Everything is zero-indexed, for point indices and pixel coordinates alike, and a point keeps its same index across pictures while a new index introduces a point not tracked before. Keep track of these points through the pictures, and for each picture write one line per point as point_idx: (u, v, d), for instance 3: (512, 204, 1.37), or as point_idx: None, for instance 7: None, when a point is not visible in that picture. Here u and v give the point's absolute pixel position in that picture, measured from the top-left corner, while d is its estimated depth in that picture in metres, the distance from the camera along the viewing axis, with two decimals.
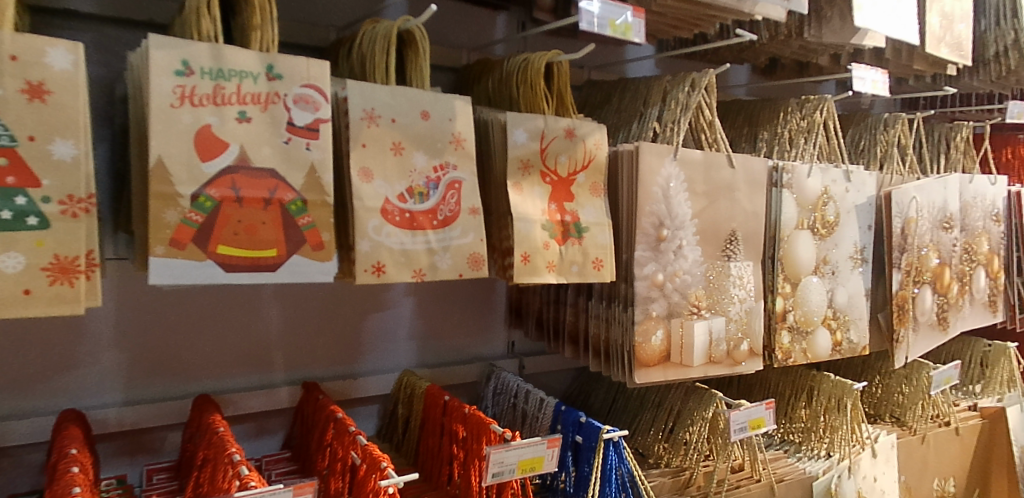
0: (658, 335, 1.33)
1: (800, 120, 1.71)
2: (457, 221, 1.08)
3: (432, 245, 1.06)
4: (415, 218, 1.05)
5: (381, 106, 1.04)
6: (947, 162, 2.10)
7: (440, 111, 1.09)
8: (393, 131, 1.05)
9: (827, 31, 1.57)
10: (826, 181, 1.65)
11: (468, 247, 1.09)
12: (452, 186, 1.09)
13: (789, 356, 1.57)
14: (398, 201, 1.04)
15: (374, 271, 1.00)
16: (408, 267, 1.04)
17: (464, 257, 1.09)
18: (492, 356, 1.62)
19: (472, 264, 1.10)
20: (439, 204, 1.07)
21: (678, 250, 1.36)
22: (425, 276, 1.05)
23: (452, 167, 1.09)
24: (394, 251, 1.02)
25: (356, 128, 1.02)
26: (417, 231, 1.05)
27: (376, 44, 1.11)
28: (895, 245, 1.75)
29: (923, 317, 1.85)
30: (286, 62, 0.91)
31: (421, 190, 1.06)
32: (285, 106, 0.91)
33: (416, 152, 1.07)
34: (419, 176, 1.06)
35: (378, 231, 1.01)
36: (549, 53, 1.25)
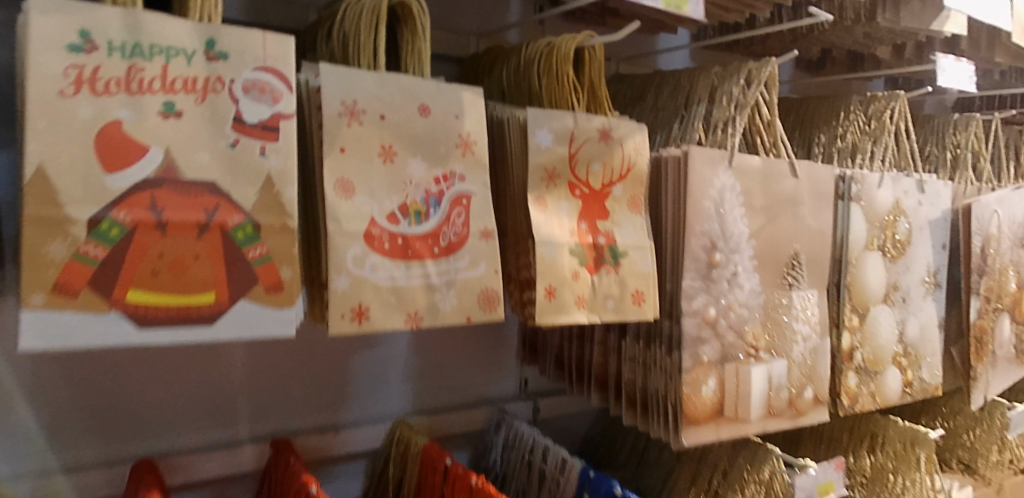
0: (711, 384, 1.08)
1: (865, 121, 1.46)
2: (464, 247, 0.84)
3: (431, 280, 0.82)
4: (409, 245, 0.81)
5: (366, 98, 0.79)
6: (1018, 169, 1.85)
7: (444, 106, 0.84)
8: (381, 132, 0.80)
9: (906, 16, 1.33)
10: (897, 193, 1.40)
11: (478, 282, 0.85)
12: (459, 201, 0.84)
13: (856, 402, 1.33)
14: (388, 223, 0.79)
15: (354, 317, 0.76)
16: (400, 309, 0.80)
17: (473, 295, 0.84)
18: (501, 397, 1.38)
19: (483, 304, 0.85)
20: (442, 226, 0.83)
21: (733, 278, 1.11)
22: (422, 322, 0.81)
23: (459, 178, 0.85)
24: (382, 289, 0.78)
25: (332, 127, 0.77)
26: (411, 262, 0.81)
27: (361, 19, 0.86)
28: (974, 267, 1.50)
29: (1001, 350, 1.60)
30: (233, 37, 0.67)
31: (418, 208, 0.82)
32: (231, 96, 0.66)
33: (412, 159, 0.82)
34: (416, 189, 0.82)
35: (361, 263, 0.77)
36: (579, 36, 1.00)
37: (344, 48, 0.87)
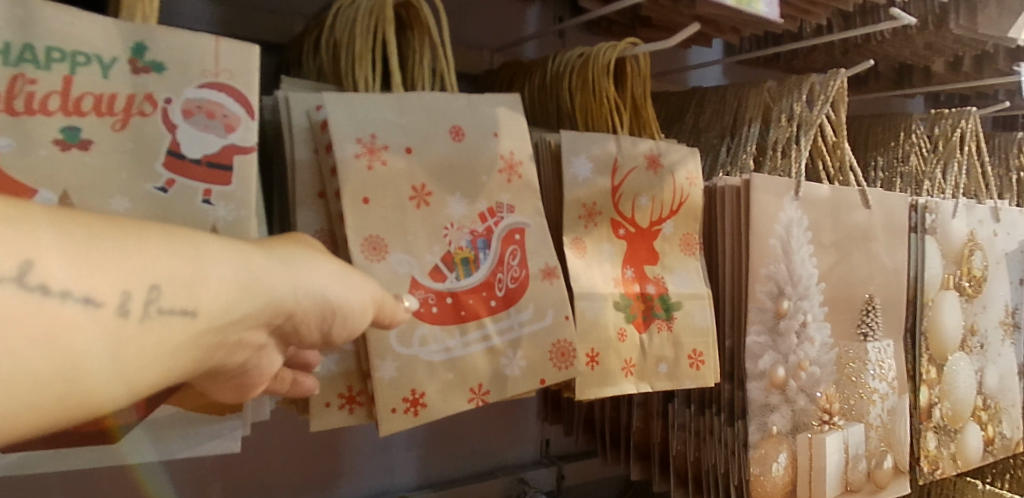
0: (781, 460, 0.91)
1: (927, 142, 1.31)
2: (524, 296, 0.67)
3: (492, 343, 0.65)
4: (461, 303, 0.64)
5: (387, 129, 0.63)
6: None
7: (480, 123, 0.67)
8: (412, 169, 0.64)
9: (983, 21, 1.16)
10: (971, 223, 1.21)
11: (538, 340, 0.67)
12: (512, 237, 0.67)
13: (936, 468, 1.15)
14: (431, 281, 0.63)
15: (408, 407, 0.61)
16: (461, 391, 0.64)
17: (542, 352, 0.67)
18: (521, 465, 1.19)
19: (555, 363, 0.68)
20: (496, 272, 0.66)
21: (802, 329, 0.93)
22: (488, 396, 0.65)
23: (508, 208, 0.68)
24: (438, 367, 0.63)
25: (352, 172, 0.60)
26: (467, 325, 0.64)
27: (354, 22, 0.68)
28: None
29: None
30: (173, 43, 0.53)
31: (465, 255, 0.65)
32: (166, 121, 0.53)
33: (450, 198, 0.65)
34: (460, 232, 0.65)
35: (408, 339, 0.61)
36: (619, 45, 0.83)
37: (335, 61, 0.70)
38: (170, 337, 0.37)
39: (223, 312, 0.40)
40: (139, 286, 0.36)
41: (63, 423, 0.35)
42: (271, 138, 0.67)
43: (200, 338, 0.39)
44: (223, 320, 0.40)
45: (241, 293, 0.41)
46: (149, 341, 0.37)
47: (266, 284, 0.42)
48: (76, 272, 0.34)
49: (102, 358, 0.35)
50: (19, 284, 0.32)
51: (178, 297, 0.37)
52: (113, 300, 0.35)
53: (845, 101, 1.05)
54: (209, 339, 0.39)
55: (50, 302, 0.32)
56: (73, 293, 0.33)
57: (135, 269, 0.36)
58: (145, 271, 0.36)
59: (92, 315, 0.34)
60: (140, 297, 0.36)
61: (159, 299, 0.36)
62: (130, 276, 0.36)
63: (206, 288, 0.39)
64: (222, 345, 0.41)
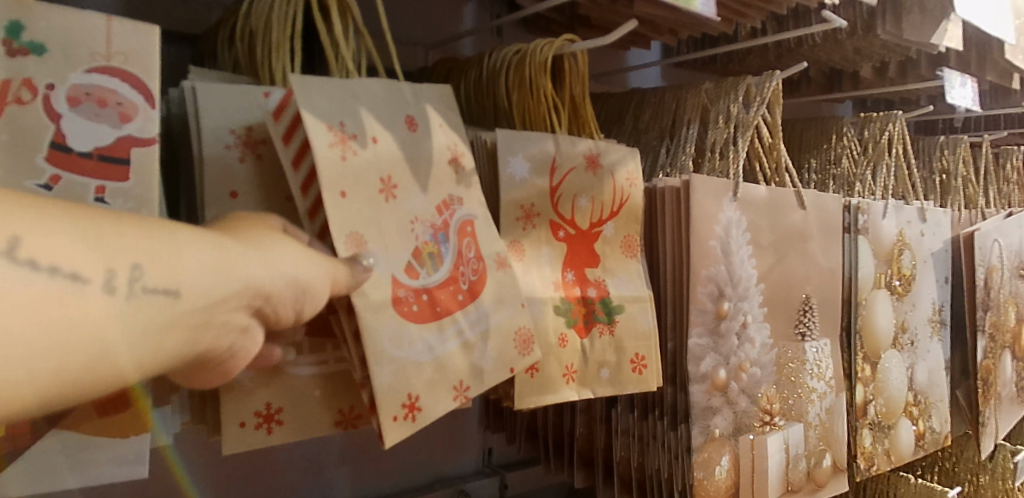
0: (724, 463, 0.90)
1: (857, 145, 1.34)
2: (488, 286, 0.64)
3: (467, 337, 0.62)
4: (436, 299, 0.61)
5: (352, 116, 0.59)
6: (1002, 194, 1.77)
7: (428, 115, 0.65)
8: (379, 159, 0.60)
9: (908, 28, 1.19)
10: (901, 223, 1.24)
11: (507, 325, 0.64)
12: (465, 229, 0.64)
13: (872, 464, 1.17)
14: (408, 279, 0.59)
15: (407, 412, 0.57)
16: (442, 388, 0.60)
17: (507, 339, 0.64)
18: (461, 476, 1.16)
19: (522, 349, 0.65)
20: (458, 266, 0.63)
21: (743, 330, 0.93)
22: (470, 393, 0.62)
23: (457, 202, 0.65)
24: (425, 367, 0.59)
25: (328, 163, 0.56)
26: (445, 320, 0.61)
27: (269, 11, 0.64)
28: (978, 303, 1.38)
29: (1004, 390, 1.49)
30: (54, 22, 0.49)
31: (432, 250, 0.61)
32: (49, 110, 0.49)
33: (415, 190, 0.62)
34: (424, 225, 0.62)
35: (397, 340, 0.57)
36: (556, 42, 0.80)
37: (251, 51, 0.66)
38: (155, 320, 0.36)
39: (204, 294, 0.39)
40: (120, 265, 0.35)
41: (48, 409, 0.33)
42: (178, 132, 0.62)
43: (187, 320, 0.38)
44: (205, 301, 0.39)
45: (218, 275, 0.40)
46: (138, 323, 0.35)
47: (243, 270, 0.41)
48: (62, 248, 0.33)
49: (94, 338, 0.33)
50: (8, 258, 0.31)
51: (160, 278, 0.36)
52: (98, 278, 0.34)
53: (781, 102, 1.06)
54: (194, 321, 0.38)
55: (38, 279, 0.31)
56: (61, 270, 0.32)
57: (109, 251, 0.35)
58: (126, 251, 0.36)
59: (79, 292, 0.33)
60: (123, 276, 0.35)
61: (142, 278, 0.35)
62: (110, 257, 0.35)
63: (185, 268, 0.38)
64: (208, 326, 0.39)
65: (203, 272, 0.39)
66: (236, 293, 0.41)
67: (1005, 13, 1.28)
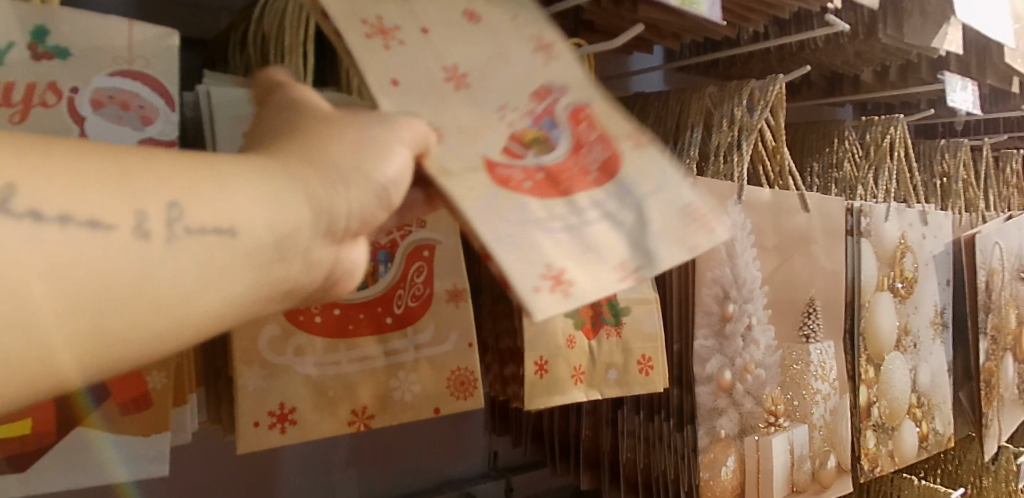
0: (729, 464, 0.91)
1: (859, 147, 1.35)
2: (628, 162, 0.51)
3: (617, 217, 0.48)
4: (556, 178, 0.49)
5: (394, 12, 0.53)
6: (1002, 198, 1.78)
7: (496, 9, 0.57)
8: (439, 48, 0.52)
9: (910, 32, 1.19)
10: (903, 226, 1.24)
11: (672, 195, 0.50)
12: (581, 113, 0.53)
13: (876, 465, 1.17)
14: (509, 160, 0.49)
15: (553, 283, 0.42)
16: (608, 266, 0.45)
17: (675, 217, 0.48)
18: (467, 478, 1.16)
19: (707, 222, 0.49)
20: (580, 148, 0.52)
21: (747, 332, 0.94)
22: (645, 275, 0.45)
23: (563, 86, 0.54)
24: (564, 242, 0.45)
25: (366, 52, 0.49)
26: (576, 197, 0.48)
27: (282, 17, 0.64)
28: (979, 306, 1.39)
29: (1007, 392, 1.50)
30: (78, 27, 0.51)
31: (538, 133, 0.51)
32: (72, 112, 0.51)
33: (495, 77, 0.53)
34: (520, 113, 0.52)
35: (507, 213, 0.45)
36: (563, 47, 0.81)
37: (265, 56, 0.66)
38: (210, 257, 0.36)
39: (264, 227, 0.38)
40: (157, 206, 0.34)
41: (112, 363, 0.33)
42: (193, 137, 0.63)
43: (253, 254, 0.37)
44: (270, 238, 0.38)
45: (275, 208, 0.38)
46: (188, 264, 0.35)
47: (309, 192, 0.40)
48: (80, 196, 0.33)
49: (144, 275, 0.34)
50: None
51: (204, 213, 0.36)
52: (127, 223, 0.34)
53: (784, 106, 1.07)
54: (261, 257, 0.38)
55: (48, 230, 0.31)
56: (75, 219, 0.32)
57: (136, 192, 0.34)
58: (163, 189, 0.35)
59: (105, 239, 0.33)
60: (161, 219, 0.34)
61: (182, 216, 0.35)
62: (144, 198, 0.34)
63: (234, 204, 0.37)
64: (280, 259, 0.39)
65: (252, 205, 0.37)
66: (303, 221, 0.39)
67: (1005, 17, 1.29)
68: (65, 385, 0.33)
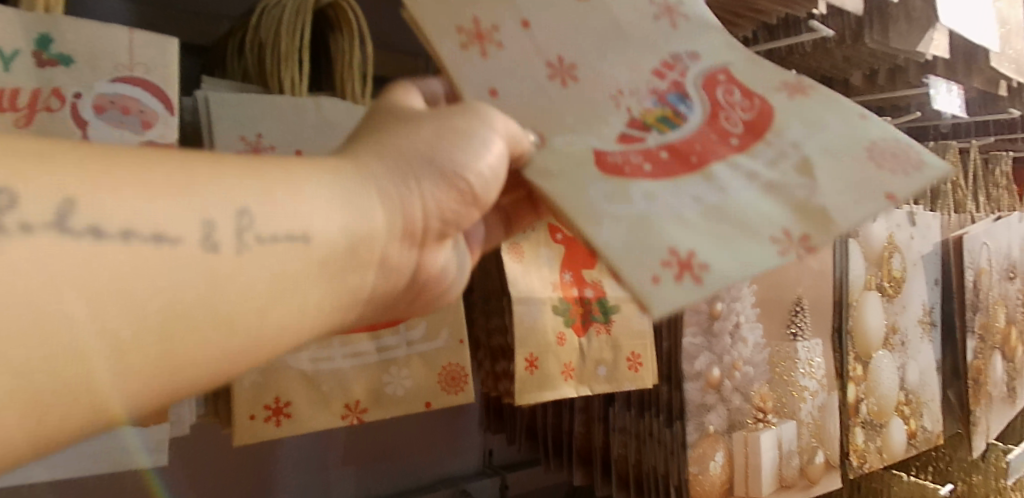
0: (718, 459, 0.93)
1: None
2: (774, 122, 0.53)
3: (766, 184, 0.49)
4: (689, 152, 0.51)
5: (489, 8, 0.55)
6: (990, 199, 1.81)
7: None
8: (540, 41, 0.55)
9: (895, 36, 1.20)
10: (891, 226, 1.26)
11: (828, 147, 0.51)
12: (712, 79, 0.55)
13: (864, 461, 1.20)
14: (633, 142, 0.51)
15: (677, 270, 0.42)
16: (752, 233, 0.45)
17: (848, 174, 0.49)
18: (463, 475, 1.18)
19: (893, 168, 0.49)
20: (711, 119, 0.54)
21: (735, 331, 0.96)
22: (813, 241, 0.46)
23: (689, 57, 0.57)
24: (700, 221, 0.46)
25: (461, 62, 0.52)
26: (709, 168, 0.50)
27: (278, 23, 0.65)
28: (968, 305, 1.41)
29: (996, 390, 1.52)
30: (81, 35, 0.53)
31: (660, 113, 0.54)
32: (76, 116, 0.53)
33: (606, 61, 0.55)
34: (638, 97, 0.54)
35: (632, 200, 0.47)
36: None
37: (261, 61, 0.68)
38: (288, 263, 0.39)
39: (332, 233, 0.41)
40: (226, 216, 0.37)
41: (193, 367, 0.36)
42: (190, 139, 0.65)
43: (323, 258, 0.40)
44: (341, 241, 0.41)
45: (343, 213, 0.41)
46: (264, 270, 0.38)
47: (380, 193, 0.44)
48: (144, 207, 0.35)
49: (212, 286, 0.36)
50: (59, 229, 0.32)
51: (267, 221, 0.38)
52: (194, 233, 0.36)
53: None
54: (329, 261, 0.41)
55: (114, 244, 0.33)
56: (140, 233, 0.34)
57: (201, 204, 0.37)
58: (231, 198, 0.38)
59: (173, 251, 0.35)
60: (232, 228, 0.37)
61: (252, 224, 0.38)
62: (209, 207, 0.37)
63: (305, 211, 0.40)
64: (352, 261, 0.42)
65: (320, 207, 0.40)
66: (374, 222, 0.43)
67: (989, 22, 1.32)
68: (148, 394, 0.35)
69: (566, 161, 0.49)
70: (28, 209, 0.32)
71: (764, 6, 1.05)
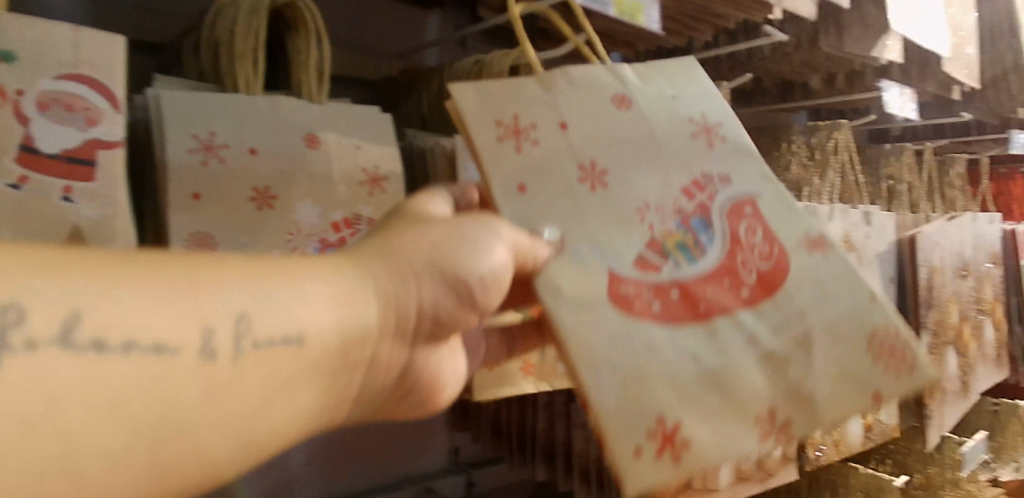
0: None
1: (807, 151, 1.41)
2: (788, 279, 0.58)
3: (765, 346, 0.55)
4: (705, 299, 0.55)
5: (529, 110, 0.58)
6: (945, 200, 1.86)
7: (645, 94, 0.63)
8: (573, 143, 0.58)
9: (849, 41, 1.24)
10: (848, 226, 1.30)
11: (841, 330, 0.56)
12: (738, 212, 0.59)
13: (821, 454, 1.23)
14: (653, 274, 0.55)
15: (659, 445, 0.48)
16: (743, 415, 0.52)
17: (844, 353, 0.56)
18: (428, 473, 1.19)
19: (888, 367, 0.56)
20: (733, 256, 0.58)
21: None
22: (790, 429, 0.53)
23: (718, 182, 0.61)
24: (698, 386, 0.51)
25: (497, 155, 0.55)
26: (715, 320, 0.54)
27: (234, 22, 0.65)
28: (922, 302, 1.46)
29: (950, 384, 1.56)
30: (25, 34, 0.54)
31: (681, 241, 0.57)
32: (19, 113, 0.53)
33: (640, 173, 0.59)
34: (663, 216, 0.57)
35: (644, 348, 0.51)
36: (514, 53, 0.83)
37: (217, 58, 0.67)
38: (283, 368, 0.38)
39: (329, 333, 0.40)
40: (223, 319, 0.36)
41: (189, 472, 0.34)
42: (142, 138, 0.65)
43: (317, 360, 0.39)
44: (336, 340, 0.40)
45: (338, 315, 0.41)
46: (257, 377, 0.37)
47: (380, 287, 0.43)
48: (145, 314, 0.34)
49: (208, 396, 0.35)
50: (64, 344, 0.31)
51: (263, 324, 0.37)
52: (195, 341, 0.35)
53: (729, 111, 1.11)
54: (322, 364, 0.40)
55: (113, 356, 0.32)
56: (139, 344, 0.33)
57: (202, 304, 0.36)
58: (232, 301, 0.37)
59: (169, 363, 0.34)
60: (229, 332, 0.36)
61: (251, 329, 0.37)
62: (211, 311, 0.36)
63: (305, 313, 0.39)
64: (348, 362, 0.42)
65: (318, 309, 0.40)
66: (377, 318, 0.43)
67: (940, 28, 1.36)
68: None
69: (582, 274, 0.52)
70: (35, 328, 0.31)
71: (722, 11, 1.07)
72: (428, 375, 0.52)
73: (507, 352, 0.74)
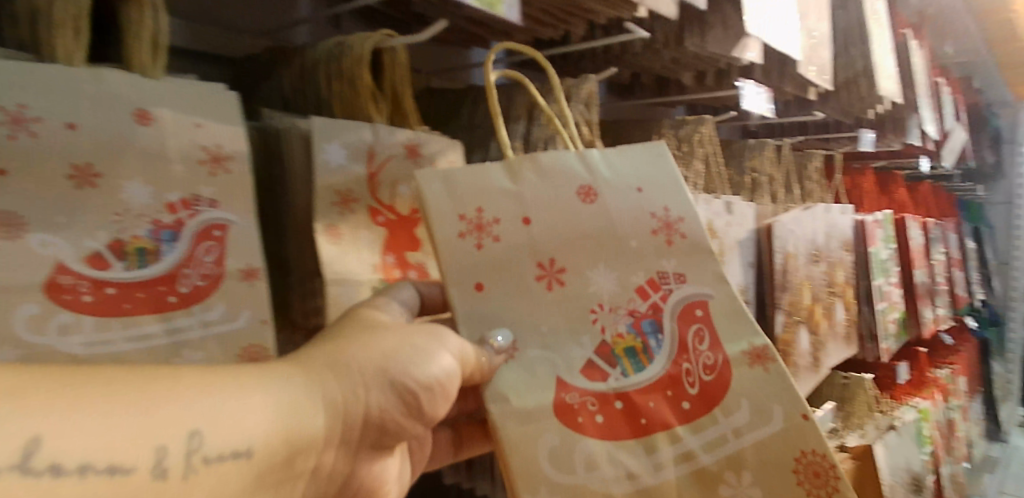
0: None
1: (676, 143, 1.48)
2: (727, 391, 0.73)
3: (692, 452, 0.71)
4: (646, 405, 0.72)
5: (497, 205, 0.74)
6: (803, 191, 2.00)
7: (615, 190, 0.78)
8: (533, 236, 0.74)
9: (711, 40, 1.31)
10: (710, 214, 1.37)
11: (765, 451, 0.71)
12: (688, 315, 0.76)
13: None
14: (602, 375, 0.72)
15: None
16: None
17: (771, 466, 0.71)
18: None
19: (816, 490, 0.70)
20: (679, 362, 0.74)
21: None
22: None
23: (674, 282, 0.77)
24: (627, 492, 0.68)
25: (457, 250, 0.71)
26: (652, 432, 0.71)
27: None
28: (777, 284, 1.57)
29: (803, 360, 1.69)
30: None
31: (631, 344, 0.74)
32: None
33: (599, 269, 0.75)
34: (616, 318, 0.74)
35: (585, 463, 0.68)
36: (375, 35, 0.82)
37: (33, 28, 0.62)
38: (231, 477, 0.47)
39: (266, 437, 0.49)
40: (178, 437, 0.45)
41: None
42: None
43: (260, 471, 0.49)
44: (280, 452, 0.50)
45: (277, 423, 0.50)
46: (202, 489, 0.45)
47: (317, 394, 0.55)
48: (101, 445, 0.41)
49: None
50: (22, 469, 0.38)
51: (213, 443, 0.46)
52: (148, 458, 0.43)
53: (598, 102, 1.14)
54: (265, 473, 0.49)
55: (67, 479, 0.40)
56: (95, 466, 0.41)
57: (156, 428, 0.44)
58: (187, 421, 0.45)
59: (120, 481, 0.41)
60: (179, 451, 0.44)
61: (202, 445, 0.45)
62: (166, 432, 0.44)
63: (249, 427, 0.48)
64: (290, 467, 0.52)
65: (262, 423, 0.49)
66: (311, 424, 0.54)
67: (794, 32, 1.45)
68: None
69: (520, 381, 0.70)
70: None
71: (590, 6, 1.10)
72: (368, 480, 0.65)
73: (455, 449, 0.87)
